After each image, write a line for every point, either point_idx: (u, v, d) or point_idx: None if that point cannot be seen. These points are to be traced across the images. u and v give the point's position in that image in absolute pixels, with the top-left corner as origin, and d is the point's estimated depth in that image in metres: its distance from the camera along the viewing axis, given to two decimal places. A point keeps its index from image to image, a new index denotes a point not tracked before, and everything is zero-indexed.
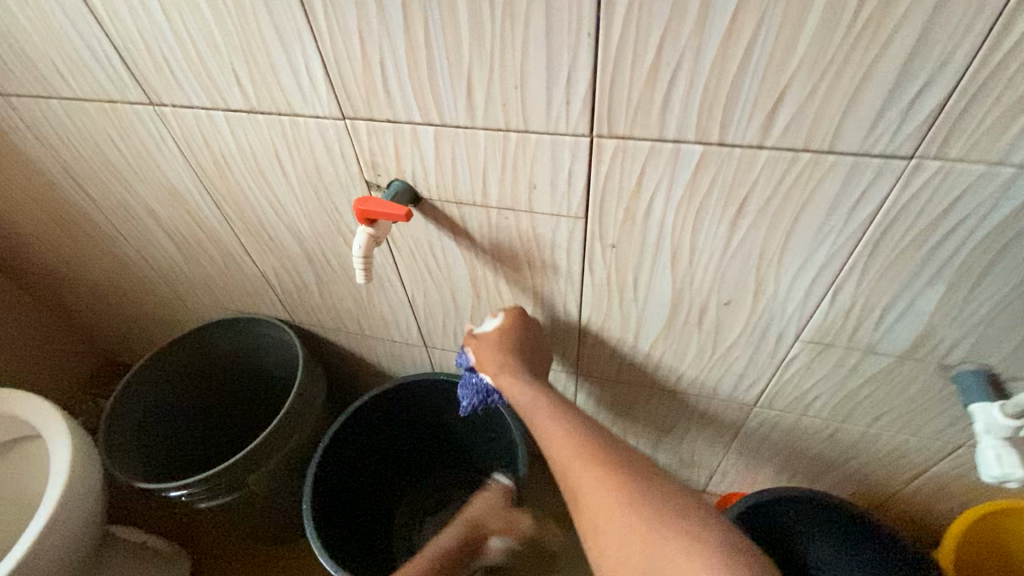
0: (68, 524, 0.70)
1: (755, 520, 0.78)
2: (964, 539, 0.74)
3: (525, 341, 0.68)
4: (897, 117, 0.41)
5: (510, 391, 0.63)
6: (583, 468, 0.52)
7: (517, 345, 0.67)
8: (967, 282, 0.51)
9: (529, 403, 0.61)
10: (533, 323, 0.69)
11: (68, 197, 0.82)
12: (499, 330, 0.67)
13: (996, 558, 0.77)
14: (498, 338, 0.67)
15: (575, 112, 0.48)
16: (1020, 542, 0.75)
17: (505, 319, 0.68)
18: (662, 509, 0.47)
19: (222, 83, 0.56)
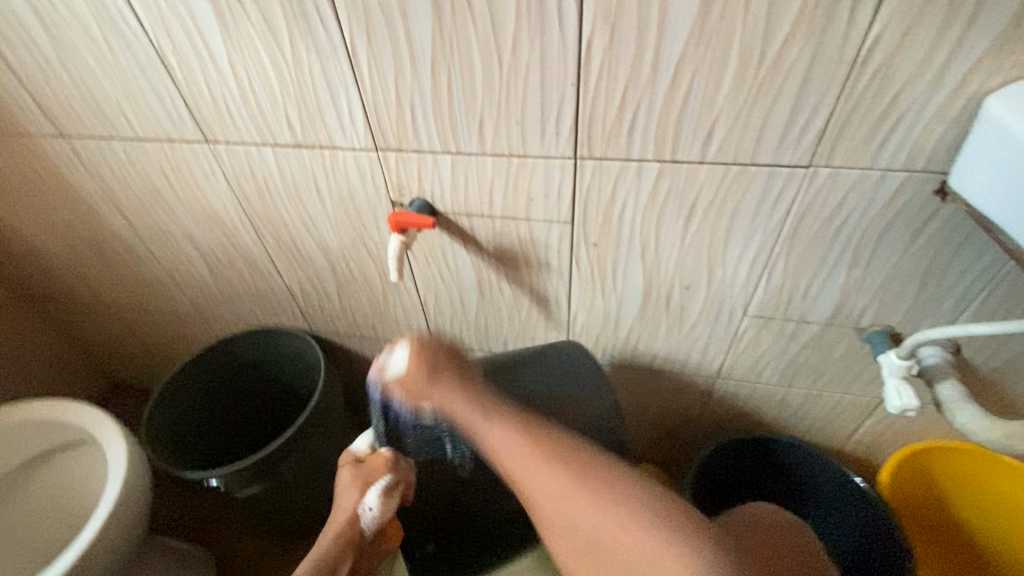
0: (127, 511, 0.80)
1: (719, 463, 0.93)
2: (900, 482, 0.88)
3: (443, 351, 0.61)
4: (796, 138, 0.57)
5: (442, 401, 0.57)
6: (545, 474, 0.51)
7: (433, 365, 0.58)
8: (864, 259, 0.67)
9: (477, 416, 0.56)
10: (434, 338, 0.61)
11: (110, 225, 0.92)
12: (414, 366, 0.58)
13: (926, 497, 0.92)
14: (419, 360, 0.58)
15: (563, 139, 0.62)
16: (943, 482, 0.90)
17: (410, 347, 0.60)
18: (620, 497, 0.49)
19: (274, 123, 0.69)
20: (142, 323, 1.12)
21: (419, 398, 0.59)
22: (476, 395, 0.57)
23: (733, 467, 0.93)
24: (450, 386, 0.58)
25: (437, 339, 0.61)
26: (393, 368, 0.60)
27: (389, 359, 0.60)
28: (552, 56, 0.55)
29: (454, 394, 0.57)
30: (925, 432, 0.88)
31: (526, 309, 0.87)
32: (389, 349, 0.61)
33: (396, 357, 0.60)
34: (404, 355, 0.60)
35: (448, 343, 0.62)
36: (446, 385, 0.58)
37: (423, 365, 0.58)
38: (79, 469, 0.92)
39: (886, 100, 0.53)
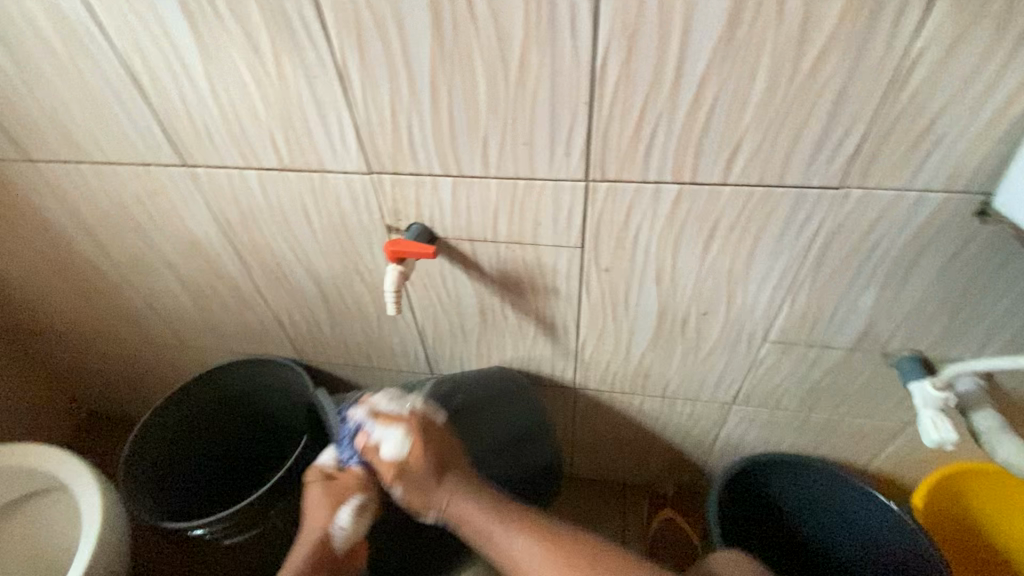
0: (103, 567, 0.72)
1: (738, 489, 0.87)
2: (930, 505, 0.84)
3: (434, 439, 0.68)
4: (828, 156, 0.53)
5: (447, 500, 0.67)
6: (532, 545, 0.63)
7: (439, 464, 0.68)
8: (894, 283, 0.63)
9: (483, 518, 0.66)
10: (431, 419, 0.69)
11: (82, 253, 0.86)
12: (418, 457, 0.66)
13: (956, 520, 0.88)
14: (421, 453, 0.66)
15: (574, 161, 0.58)
16: (973, 504, 0.86)
17: (405, 430, 0.66)
18: (591, 551, 0.61)
19: (259, 145, 0.64)
20: (120, 353, 1.05)
21: (424, 508, 0.68)
22: (475, 496, 0.67)
23: (757, 489, 0.88)
24: (452, 488, 0.67)
25: (432, 418, 0.70)
26: (390, 453, 0.66)
27: (377, 434, 0.67)
28: (564, 73, 0.51)
29: (454, 500, 0.67)
30: (952, 458, 0.84)
31: (531, 336, 0.81)
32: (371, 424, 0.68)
33: (393, 441, 0.66)
34: (399, 431, 0.66)
35: (437, 423, 0.70)
36: (449, 486, 0.67)
37: (427, 451, 0.67)
38: (54, 517, 0.85)
39: (928, 117, 0.49)
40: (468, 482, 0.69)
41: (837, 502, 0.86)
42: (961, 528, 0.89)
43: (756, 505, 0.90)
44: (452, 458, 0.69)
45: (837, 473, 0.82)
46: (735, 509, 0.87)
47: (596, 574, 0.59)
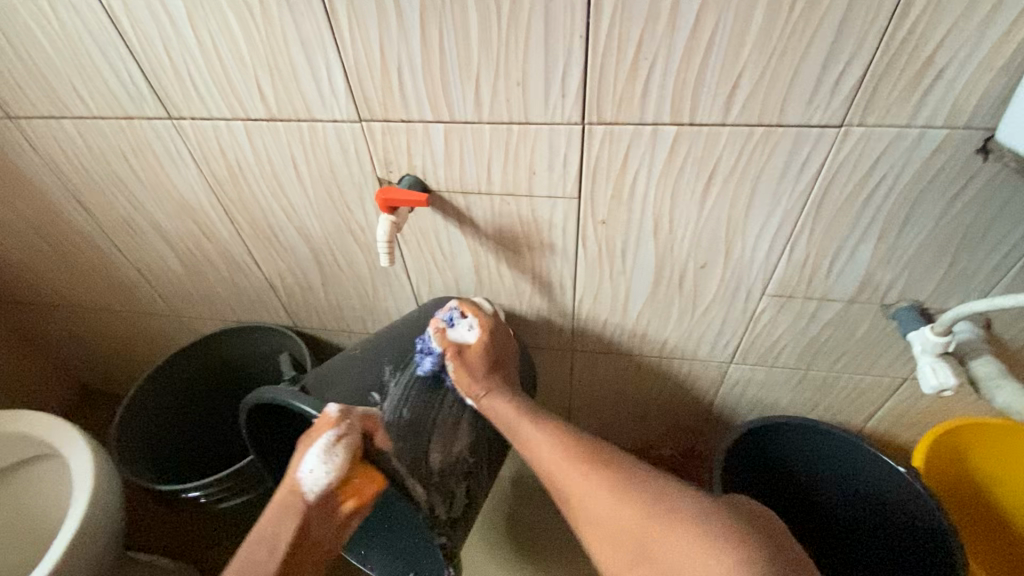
0: (96, 528, 0.72)
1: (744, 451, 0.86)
2: (935, 461, 0.84)
3: (498, 340, 0.71)
4: (828, 92, 0.52)
5: (489, 405, 0.66)
6: (551, 447, 0.63)
7: (493, 359, 0.70)
8: (894, 229, 0.62)
9: (513, 415, 0.66)
10: (503, 330, 0.73)
11: (68, 217, 0.84)
12: (483, 344, 0.69)
13: (958, 476, 0.88)
14: (481, 359, 0.69)
15: (569, 103, 0.56)
16: (976, 458, 0.86)
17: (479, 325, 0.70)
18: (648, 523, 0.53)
19: (245, 94, 0.62)
20: (111, 323, 1.04)
21: (467, 387, 0.67)
22: (512, 395, 0.67)
23: (763, 452, 0.88)
24: (498, 381, 0.68)
25: (502, 330, 0.73)
26: (467, 336, 0.70)
27: (462, 330, 0.70)
28: (558, 6, 0.49)
29: (498, 394, 0.67)
30: (949, 413, 0.84)
31: (527, 295, 0.80)
32: (456, 318, 0.72)
33: (473, 331, 0.70)
34: (474, 329, 0.70)
35: (505, 332, 0.74)
36: (492, 382, 0.68)
37: (493, 342, 0.71)
38: (46, 483, 0.85)
39: (931, 47, 0.48)
40: (514, 389, 0.69)
41: (847, 463, 0.85)
42: (961, 482, 0.88)
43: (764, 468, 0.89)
44: (506, 379, 0.70)
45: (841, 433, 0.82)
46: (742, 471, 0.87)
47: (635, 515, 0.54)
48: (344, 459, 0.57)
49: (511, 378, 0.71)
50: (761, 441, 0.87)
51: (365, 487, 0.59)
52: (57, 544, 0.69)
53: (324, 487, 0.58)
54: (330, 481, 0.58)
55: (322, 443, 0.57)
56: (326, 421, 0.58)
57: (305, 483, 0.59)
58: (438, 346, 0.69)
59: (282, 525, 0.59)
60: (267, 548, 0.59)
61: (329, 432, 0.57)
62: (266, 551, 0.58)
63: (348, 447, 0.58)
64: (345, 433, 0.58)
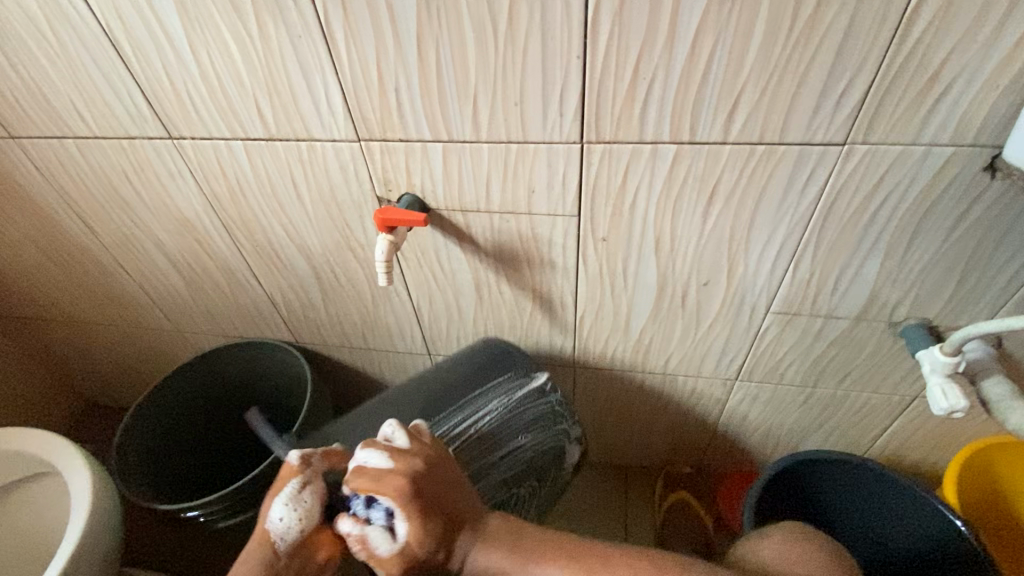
0: (94, 549, 0.72)
1: (776, 484, 0.82)
2: (964, 476, 0.81)
3: (428, 490, 0.52)
4: (831, 110, 0.51)
5: (472, 569, 0.52)
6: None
7: (432, 544, 0.50)
8: (900, 247, 0.61)
9: (497, 566, 0.51)
10: (440, 463, 0.55)
11: (71, 235, 0.84)
12: (409, 544, 0.49)
13: (988, 489, 0.85)
14: (428, 530, 0.50)
15: (567, 122, 0.56)
16: (1004, 472, 0.83)
17: (388, 492, 0.51)
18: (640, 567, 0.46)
19: (244, 115, 0.62)
20: (113, 338, 1.04)
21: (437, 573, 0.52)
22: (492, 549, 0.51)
23: (795, 483, 0.83)
24: (467, 543, 0.52)
25: (428, 466, 0.53)
26: (386, 543, 0.51)
27: (386, 537, 0.51)
28: (555, 27, 0.49)
29: (469, 550, 0.52)
30: (965, 431, 0.82)
31: (528, 313, 0.80)
32: (371, 507, 0.52)
33: (394, 529, 0.51)
34: (394, 512, 0.50)
35: (433, 451, 0.55)
36: (456, 542, 0.52)
37: (428, 515, 0.50)
38: (44, 502, 0.85)
39: (935, 64, 0.47)
40: (468, 540, 0.52)
41: (880, 500, 0.81)
42: (988, 505, 0.86)
43: (791, 502, 0.85)
44: (472, 526, 0.53)
45: (876, 467, 0.78)
46: (773, 509, 0.82)
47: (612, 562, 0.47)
48: (315, 501, 0.57)
49: (477, 505, 0.55)
50: (796, 474, 0.82)
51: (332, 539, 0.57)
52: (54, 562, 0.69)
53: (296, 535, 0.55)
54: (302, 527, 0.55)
55: (289, 489, 0.56)
56: (288, 471, 0.58)
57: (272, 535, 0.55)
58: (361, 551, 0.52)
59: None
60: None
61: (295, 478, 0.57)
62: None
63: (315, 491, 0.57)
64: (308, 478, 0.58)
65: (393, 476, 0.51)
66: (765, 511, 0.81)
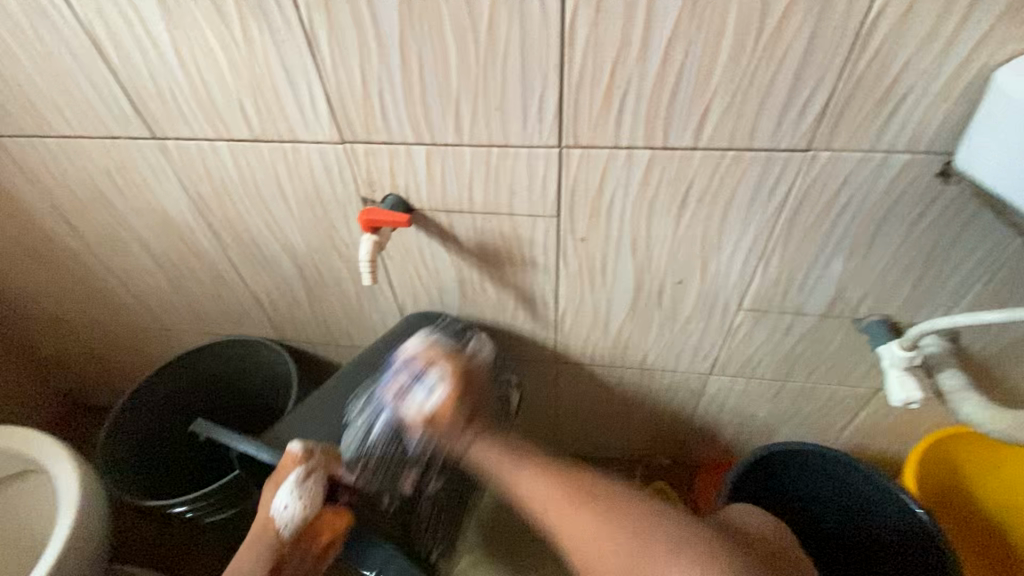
0: (82, 545, 0.73)
1: (750, 474, 0.85)
2: (925, 463, 0.85)
3: (467, 390, 0.70)
4: (795, 117, 0.54)
5: (477, 447, 0.67)
6: (534, 475, 0.63)
7: (469, 412, 0.69)
8: (862, 247, 0.65)
9: (501, 462, 0.65)
10: (472, 368, 0.72)
11: (53, 233, 0.84)
12: (449, 408, 0.67)
13: (950, 476, 0.89)
14: (455, 406, 0.68)
15: (546, 126, 0.58)
16: (963, 459, 0.88)
17: (444, 376, 0.69)
18: (612, 503, 0.58)
19: (229, 116, 0.63)
20: (94, 335, 1.03)
21: (452, 442, 0.68)
22: (497, 440, 0.67)
23: (769, 474, 0.87)
24: (480, 429, 0.68)
25: (472, 365, 0.72)
26: (427, 404, 0.68)
27: (428, 397, 0.68)
28: (533, 35, 0.51)
29: (476, 442, 0.67)
30: (927, 421, 0.86)
31: (510, 309, 0.82)
32: (421, 376, 0.70)
33: (436, 396, 0.68)
34: (440, 384, 0.69)
35: (471, 358, 0.73)
36: (475, 429, 0.68)
37: (463, 396, 0.69)
38: (28, 502, 0.85)
39: (890, 77, 0.50)
40: (495, 430, 0.69)
41: (850, 491, 0.84)
42: (955, 494, 0.90)
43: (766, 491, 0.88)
44: (488, 421, 0.70)
45: (845, 459, 0.81)
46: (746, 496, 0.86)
47: (588, 496, 0.59)
48: (315, 492, 0.61)
49: (488, 412, 0.71)
50: (773, 465, 0.86)
51: (333, 520, 0.63)
52: (46, 554, 0.70)
53: (298, 521, 0.61)
54: (303, 517, 0.61)
55: (291, 480, 0.60)
56: (289, 461, 0.62)
57: (279, 519, 0.61)
58: (411, 420, 0.69)
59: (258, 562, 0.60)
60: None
61: (298, 469, 0.61)
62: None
63: (317, 481, 0.62)
64: (312, 469, 0.62)
65: (445, 359, 0.71)
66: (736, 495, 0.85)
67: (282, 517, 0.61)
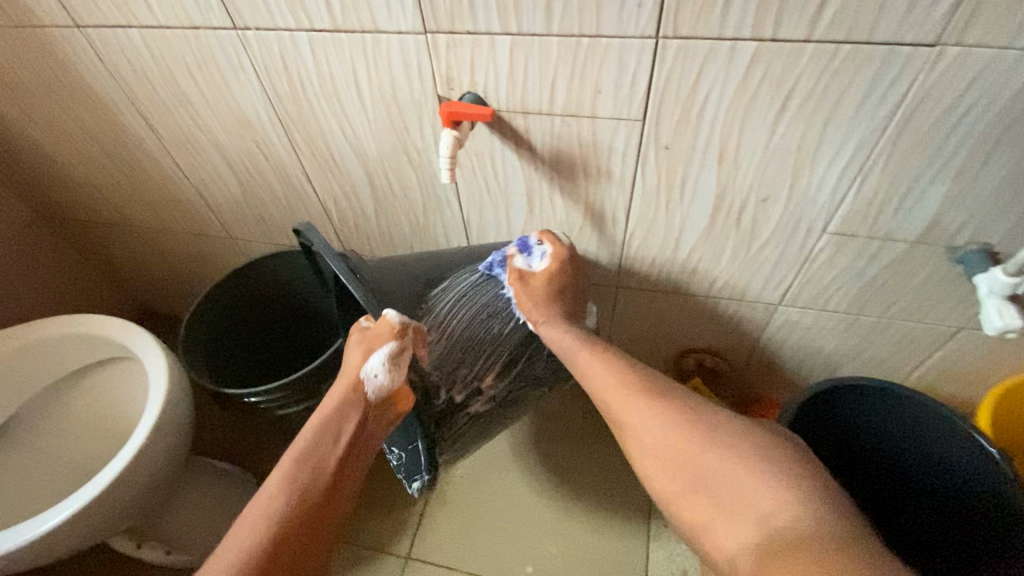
0: (171, 424, 0.78)
1: (814, 407, 0.83)
2: (997, 407, 0.82)
3: (564, 277, 0.73)
4: (931, 3, 0.48)
5: (546, 329, 0.69)
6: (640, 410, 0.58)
7: (558, 292, 0.73)
8: (974, 164, 0.60)
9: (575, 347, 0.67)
10: (577, 258, 0.75)
11: (132, 131, 0.86)
12: (546, 278, 0.72)
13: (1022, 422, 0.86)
14: (552, 279, 0.72)
15: (644, 14, 0.54)
16: None
17: (551, 250, 0.73)
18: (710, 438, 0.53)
19: (311, 2, 0.61)
20: (166, 241, 1.08)
21: (533, 311, 0.71)
22: (570, 326, 0.70)
23: (831, 411, 0.84)
24: (558, 313, 0.71)
25: (575, 254, 0.76)
26: (534, 265, 0.73)
27: (537, 259, 0.74)
28: None
29: (553, 321, 0.70)
30: (1007, 365, 0.82)
31: (578, 227, 0.80)
32: (535, 249, 0.74)
33: (541, 261, 0.73)
34: (547, 260, 0.73)
35: (575, 252, 0.77)
36: (547, 319, 0.70)
37: (558, 275, 0.73)
38: (116, 386, 0.92)
39: None
40: (573, 321, 0.72)
41: (914, 433, 0.82)
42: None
43: (825, 430, 0.86)
44: (569, 306, 0.73)
45: (917, 398, 0.78)
46: (806, 429, 0.84)
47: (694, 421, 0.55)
48: (404, 367, 0.62)
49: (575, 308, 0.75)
50: (838, 404, 0.83)
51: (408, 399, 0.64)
52: (139, 431, 0.76)
53: (383, 390, 0.62)
54: (389, 386, 0.62)
55: (386, 348, 0.61)
56: (387, 327, 0.62)
57: (368, 384, 0.61)
58: (507, 278, 0.73)
59: (346, 417, 0.61)
60: (333, 434, 0.60)
61: (393, 341, 0.61)
62: (331, 438, 0.60)
63: (407, 356, 0.62)
64: (405, 344, 0.62)
65: (555, 242, 0.74)
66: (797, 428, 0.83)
67: (375, 380, 0.61)
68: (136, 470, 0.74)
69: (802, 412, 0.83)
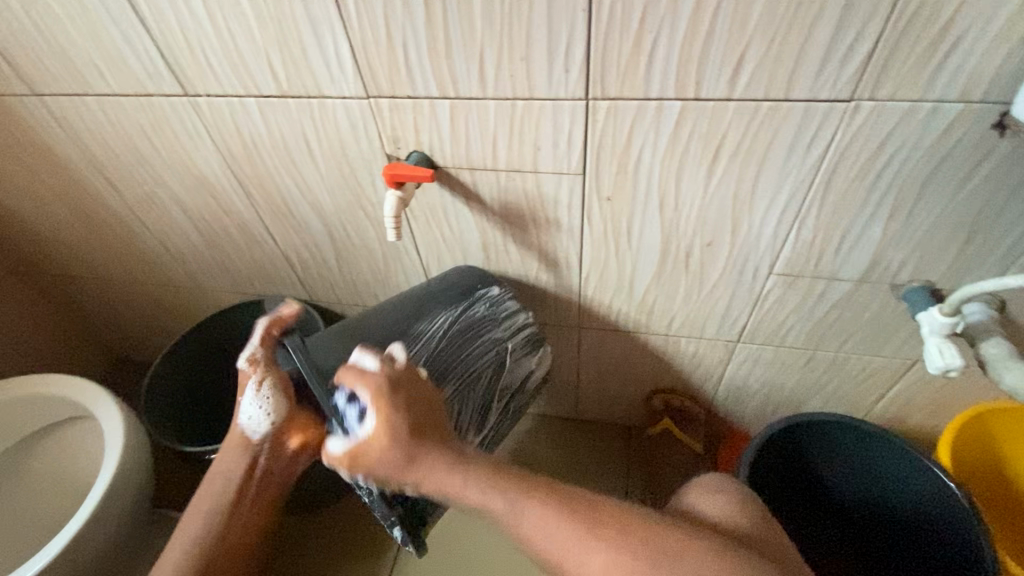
0: (126, 484, 0.77)
1: (780, 442, 0.82)
2: (959, 438, 0.82)
3: (406, 399, 0.54)
4: (838, 64, 0.51)
5: (432, 478, 0.51)
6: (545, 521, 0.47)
7: (409, 427, 0.53)
8: (904, 208, 0.61)
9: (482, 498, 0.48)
10: (410, 380, 0.57)
11: (95, 192, 0.88)
12: (382, 426, 0.52)
13: (986, 450, 0.86)
14: (395, 426, 0.52)
15: (572, 78, 0.56)
16: (1001, 434, 0.84)
17: (370, 394, 0.54)
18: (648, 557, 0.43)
19: (257, 71, 0.64)
20: (135, 293, 1.08)
21: (402, 475, 0.52)
22: (449, 451, 0.52)
23: (795, 446, 0.83)
24: (428, 454, 0.52)
25: (411, 377, 0.58)
26: (358, 434, 0.54)
27: (357, 429, 0.54)
28: None
29: (433, 470, 0.51)
30: (968, 395, 0.82)
31: (534, 272, 0.81)
32: (352, 394, 0.56)
33: (364, 425, 0.54)
34: (370, 415, 0.53)
35: (400, 375, 0.57)
36: (423, 462, 0.51)
37: (398, 420, 0.53)
38: (78, 444, 0.91)
39: (943, 19, 0.46)
40: (449, 443, 0.53)
41: (877, 465, 0.81)
42: (989, 468, 0.88)
43: (789, 465, 0.85)
44: (446, 437, 0.54)
45: (877, 430, 0.78)
46: (772, 466, 0.83)
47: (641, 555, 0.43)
48: (275, 399, 0.64)
49: (444, 420, 0.56)
50: (801, 438, 0.83)
51: (302, 424, 0.67)
52: (93, 493, 0.75)
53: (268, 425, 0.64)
54: (272, 421, 0.64)
55: (250, 385, 0.63)
56: (254, 361, 0.64)
57: (248, 429, 0.65)
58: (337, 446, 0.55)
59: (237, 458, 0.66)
60: (221, 474, 0.66)
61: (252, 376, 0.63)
62: (222, 473, 0.66)
63: (276, 383, 0.64)
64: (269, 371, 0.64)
65: (376, 365, 0.57)
66: (764, 467, 0.82)
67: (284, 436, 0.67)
68: (98, 525, 0.74)
69: (766, 449, 0.81)
